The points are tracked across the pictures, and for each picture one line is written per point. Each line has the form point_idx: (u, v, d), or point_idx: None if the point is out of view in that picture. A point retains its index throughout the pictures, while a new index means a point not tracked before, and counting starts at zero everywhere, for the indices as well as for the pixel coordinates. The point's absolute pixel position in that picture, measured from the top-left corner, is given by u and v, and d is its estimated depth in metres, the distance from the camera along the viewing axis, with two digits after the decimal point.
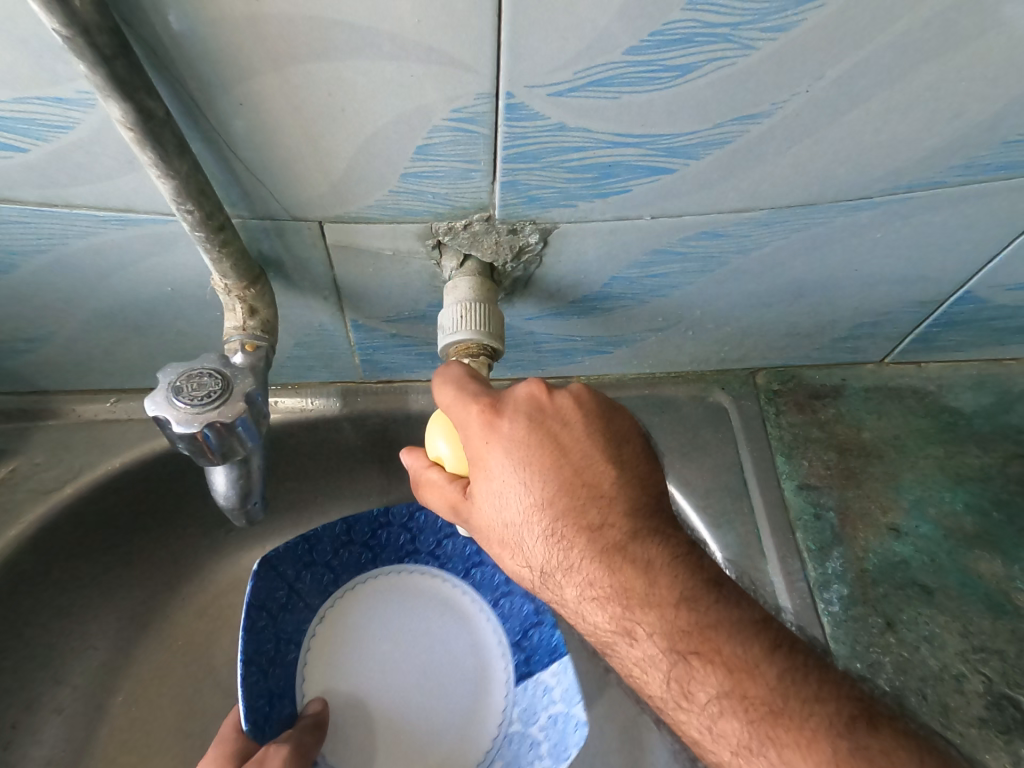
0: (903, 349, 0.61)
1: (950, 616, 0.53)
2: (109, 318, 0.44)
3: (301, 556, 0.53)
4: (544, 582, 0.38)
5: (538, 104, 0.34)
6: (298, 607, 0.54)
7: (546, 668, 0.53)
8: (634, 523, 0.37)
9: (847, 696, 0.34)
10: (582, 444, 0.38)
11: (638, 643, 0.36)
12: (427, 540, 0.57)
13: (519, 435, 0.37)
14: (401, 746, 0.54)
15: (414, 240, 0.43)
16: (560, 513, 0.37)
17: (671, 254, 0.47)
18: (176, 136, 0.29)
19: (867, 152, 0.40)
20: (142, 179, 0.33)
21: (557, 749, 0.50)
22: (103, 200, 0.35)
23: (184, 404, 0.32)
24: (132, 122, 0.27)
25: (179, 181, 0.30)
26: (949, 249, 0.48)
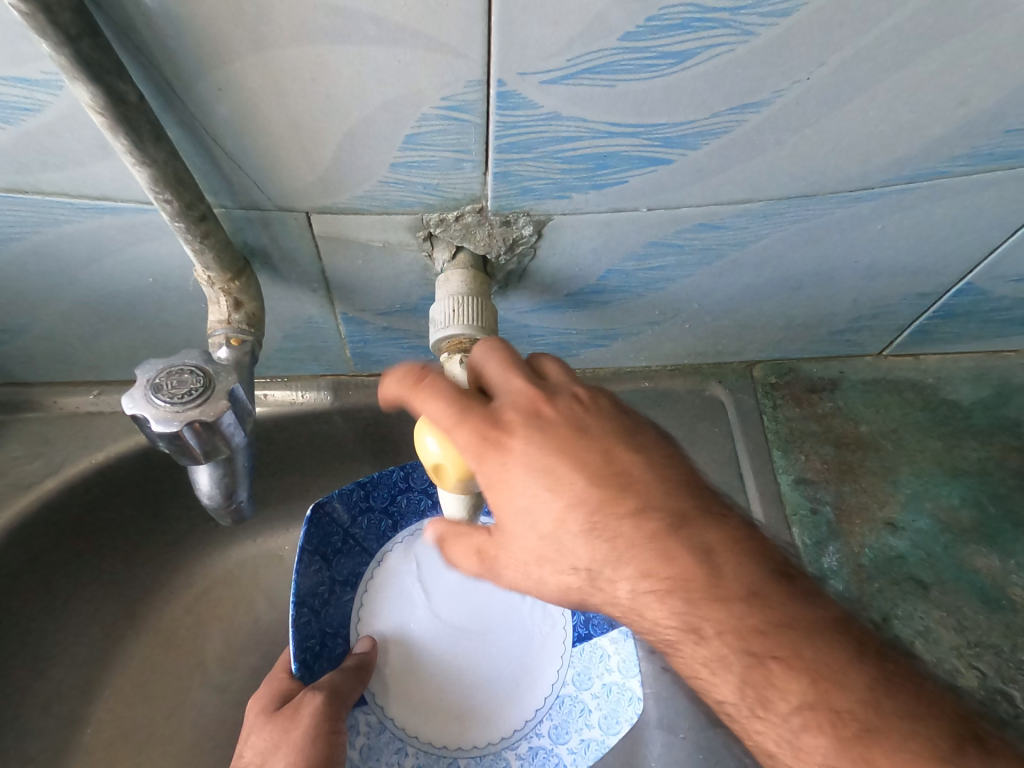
0: (902, 341, 0.60)
1: (945, 611, 0.53)
2: (88, 309, 0.44)
3: (356, 501, 0.53)
4: (591, 582, 0.37)
5: (529, 92, 0.34)
6: (355, 551, 0.53)
7: (605, 635, 0.53)
8: (681, 515, 0.37)
9: (946, 714, 0.32)
10: (606, 440, 0.38)
11: (705, 642, 0.35)
12: None
13: (537, 445, 0.36)
14: (444, 701, 0.52)
15: (405, 232, 0.42)
16: (599, 507, 0.36)
17: (666, 247, 0.47)
18: (150, 121, 0.28)
19: (866, 143, 0.39)
20: (115, 166, 0.32)
21: (606, 722, 0.51)
22: (77, 187, 0.34)
23: (163, 403, 0.31)
24: (101, 106, 0.26)
25: (155, 169, 0.29)
26: (950, 240, 0.47)
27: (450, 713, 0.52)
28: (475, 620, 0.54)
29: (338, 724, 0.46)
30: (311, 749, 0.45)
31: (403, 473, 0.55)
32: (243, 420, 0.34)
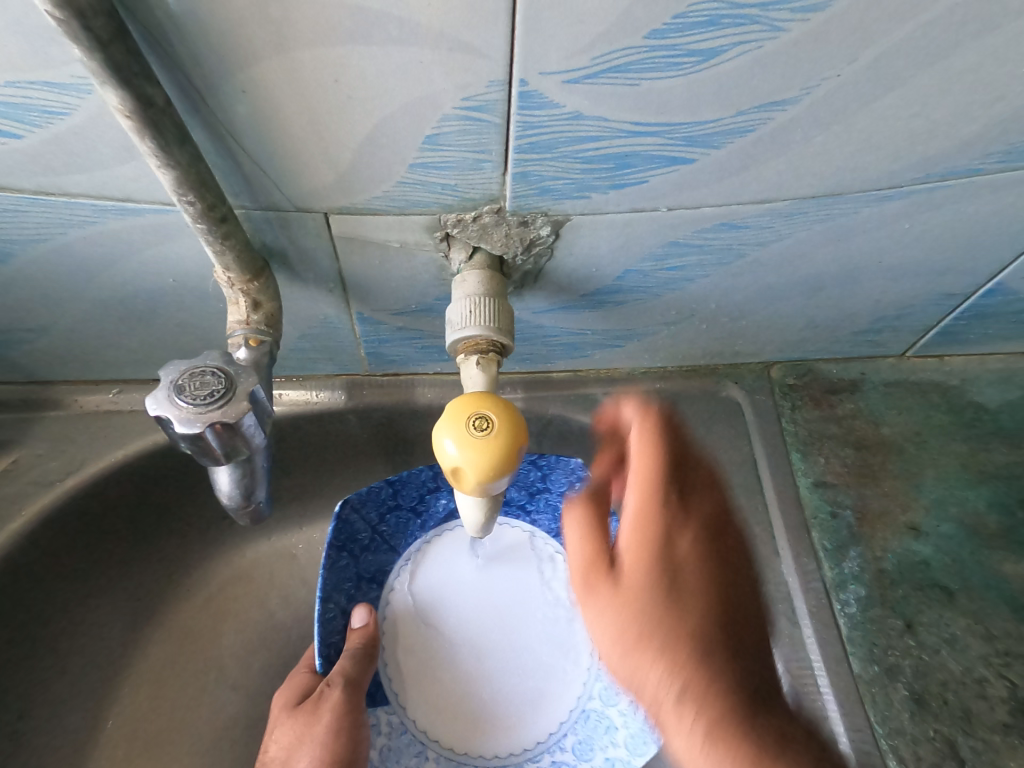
0: (926, 342, 0.59)
1: (972, 618, 0.51)
2: (108, 309, 0.44)
3: (385, 500, 0.55)
4: (707, 653, 0.35)
5: (552, 92, 0.33)
6: (382, 548, 0.56)
7: None
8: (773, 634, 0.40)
9: None
10: (727, 546, 0.41)
11: (789, 754, 0.33)
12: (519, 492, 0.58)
13: (727, 553, 0.40)
14: (466, 714, 0.53)
15: (422, 232, 0.42)
16: (739, 596, 0.39)
17: (685, 247, 0.46)
18: (176, 124, 0.28)
19: (895, 140, 0.38)
20: (138, 168, 0.32)
21: (632, 742, 0.50)
22: (100, 189, 0.34)
23: (186, 404, 0.31)
24: (129, 109, 0.26)
25: (180, 171, 0.29)
26: (980, 239, 0.46)
27: (468, 725, 0.53)
28: (524, 652, 0.55)
29: (359, 715, 0.49)
30: (335, 741, 0.47)
31: (432, 473, 0.56)
32: (262, 421, 0.34)
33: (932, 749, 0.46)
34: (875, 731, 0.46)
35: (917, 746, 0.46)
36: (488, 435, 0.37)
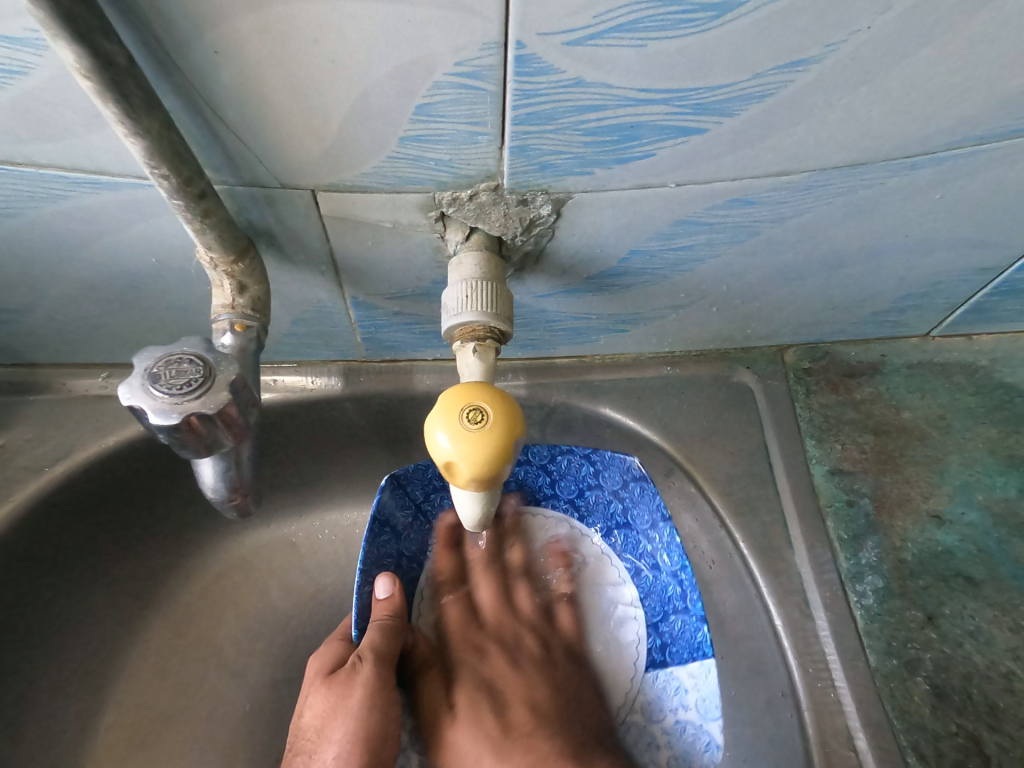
0: (953, 321, 0.56)
1: (999, 610, 0.49)
2: (91, 289, 0.43)
3: (431, 481, 0.56)
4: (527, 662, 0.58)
5: (551, 55, 0.31)
6: (424, 526, 0.57)
7: (684, 666, 0.51)
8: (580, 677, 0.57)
9: None
10: (579, 694, 0.56)
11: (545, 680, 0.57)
12: (567, 486, 0.57)
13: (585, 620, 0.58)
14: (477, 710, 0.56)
15: (416, 211, 0.40)
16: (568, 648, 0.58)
17: (696, 225, 0.44)
18: (142, 88, 0.26)
19: (928, 101, 0.35)
20: (109, 137, 0.31)
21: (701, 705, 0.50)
22: (70, 159, 0.32)
23: (162, 393, 0.30)
24: (86, 68, 0.25)
25: (149, 141, 0.28)
26: (1016, 209, 0.43)
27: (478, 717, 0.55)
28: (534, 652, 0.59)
29: (391, 690, 0.50)
30: (368, 712, 0.49)
31: None
32: (246, 411, 0.33)
33: (955, 746, 0.44)
34: (893, 726, 0.45)
35: (938, 742, 0.44)
36: (483, 428, 0.35)
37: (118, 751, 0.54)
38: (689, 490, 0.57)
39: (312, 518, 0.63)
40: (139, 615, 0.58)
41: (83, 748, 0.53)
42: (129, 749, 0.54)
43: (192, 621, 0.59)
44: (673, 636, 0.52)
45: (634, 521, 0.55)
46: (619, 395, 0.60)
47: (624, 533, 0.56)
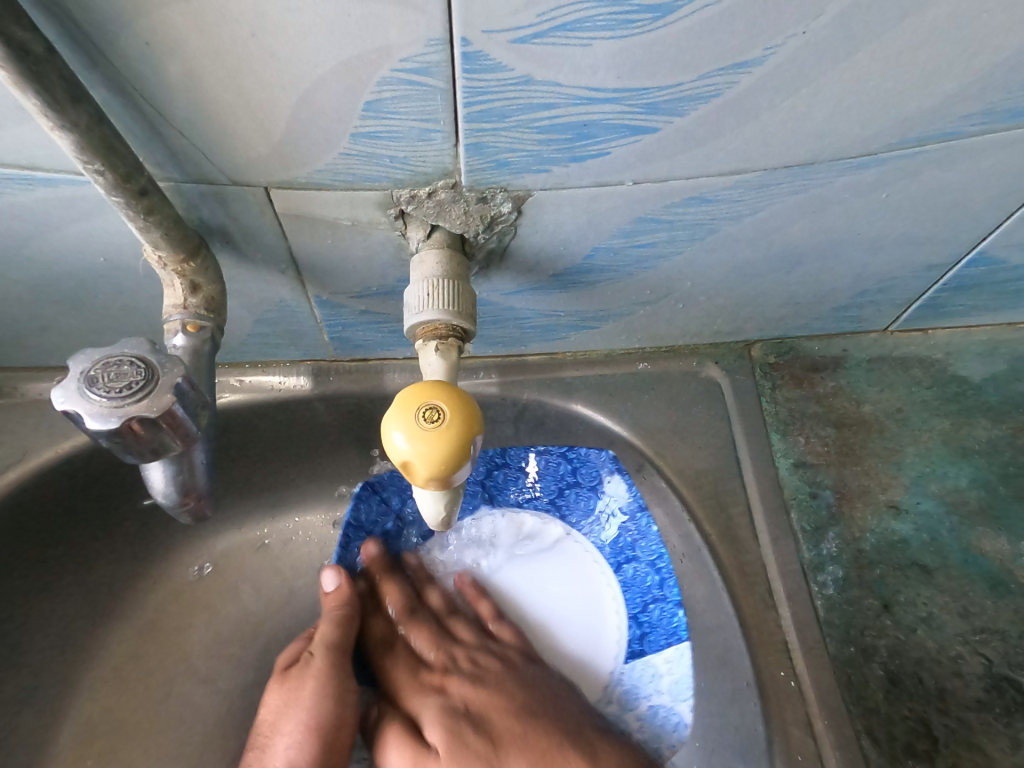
0: (909, 315, 0.57)
1: (951, 596, 0.50)
2: (41, 288, 0.42)
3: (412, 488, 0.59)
4: (451, 670, 0.59)
5: (497, 53, 0.31)
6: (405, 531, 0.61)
7: (660, 653, 0.54)
8: (516, 659, 0.59)
9: None
10: (546, 693, 0.57)
11: (489, 680, 0.57)
12: (546, 487, 0.61)
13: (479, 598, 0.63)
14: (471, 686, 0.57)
15: (375, 209, 0.40)
16: (479, 629, 0.61)
17: (654, 222, 0.44)
18: (64, 78, 0.27)
19: (869, 102, 0.36)
20: (40, 131, 0.31)
21: (675, 688, 0.53)
22: (3, 155, 0.32)
23: (99, 396, 0.29)
24: (2, 58, 0.25)
25: (78, 134, 0.28)
26: (960, 207, 0.44)
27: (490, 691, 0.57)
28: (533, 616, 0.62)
29: (345, 681, 0.54)
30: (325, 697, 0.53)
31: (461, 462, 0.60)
32: (194, 414, 0.33)
33: (907, 729, 0.45)
34: (848, 711, 0.46)
35: (891, 726, 0.45)
36: (438, 427, 0.35)
37: (83, 756, 0.54)
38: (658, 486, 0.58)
39: (283, 519, 0.63)
40: (102, 618, 0.58)
41: (46, 753, 0.53)
42: (94, 753, 0.54)
43: (159, 623, 0.59)
44: (653, 621, 0.55)
45: (615, 514, 0.58)
46: (588, 392, 0.60)
47: (607, 528, 0.59)
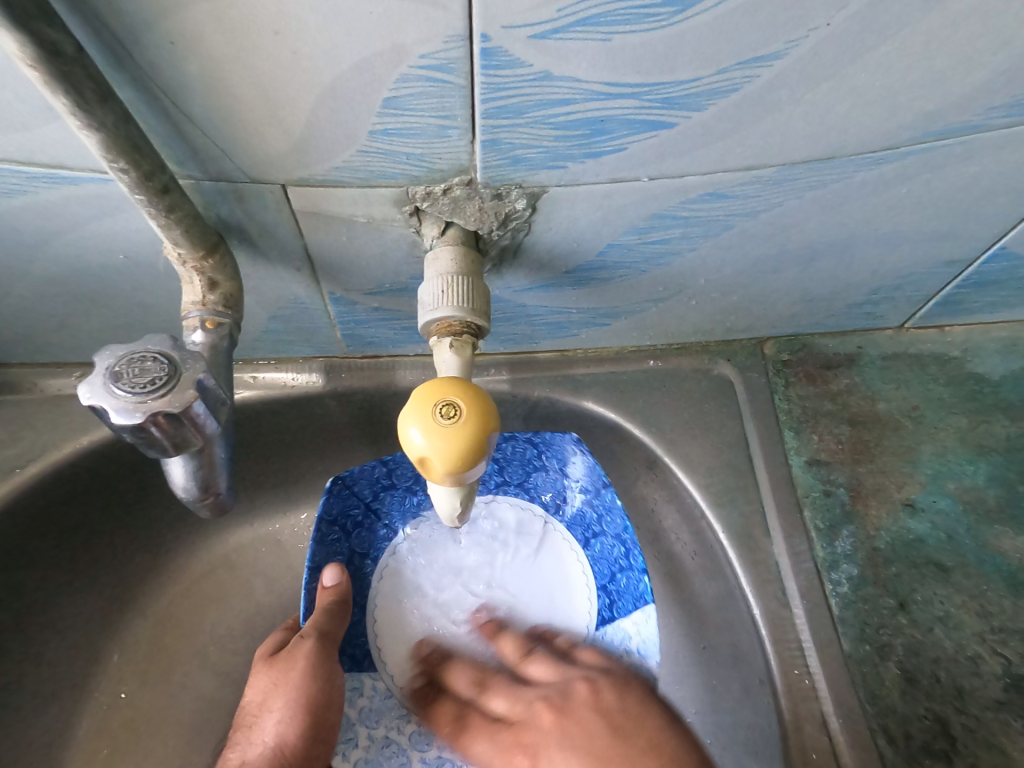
0: (925, 312, 0.57)
1: (967, 595, 0.50)
2: (60, 286, 0.43)
3: (379, 478, 0.58)
4: (522, 721, 0.48)
5: (517, 49, 0.31)
6: (377, 526, 0.58)
7: (629, 617, 0.53)
8: (597, 695, 0.46)
9: None
10: (644, 729, 0.43)
11: (570, 727, 0.45)
12: (515, 472, 0.59)
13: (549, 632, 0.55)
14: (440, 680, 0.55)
15: (390, 206, 0.40)
16: (552, 666, 0.51)
17: (670, 219, 0.44)
18: (92, 78, 0.27)
19: (892, 96, 0.35)
20: (64, 130, 0.31)
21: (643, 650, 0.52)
22: (26, 153, 0.32)
23: (124, 392, 0.30)
24: (33, 58, 0.25)
25: (105, 133, 0.28)
26: (981, 202, 0.44)
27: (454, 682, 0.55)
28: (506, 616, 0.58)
29: (335, 664, 0.51)
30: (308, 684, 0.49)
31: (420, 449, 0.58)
32: (214, 410, 0.33)
33: (923, 728, 0.45)
34: (864, 710, 0.46)
35: (907, 725, 0.45)
36: (456, 424, 0.35)
37: (101, 748, 0.55)
38: (670, 483, 0.58)
39: (296, 514, 0.64)
40: (118, 612, 0.58)
41: (65, 745, 0.54)
42: (112, 745, 0.55)
43: (173, 617, 0.60)
44: (622, 590, 0.54)
45: (580, 495, 0.58)
46: (600, 389, 0.60)
47: (575, 507, 0.58)
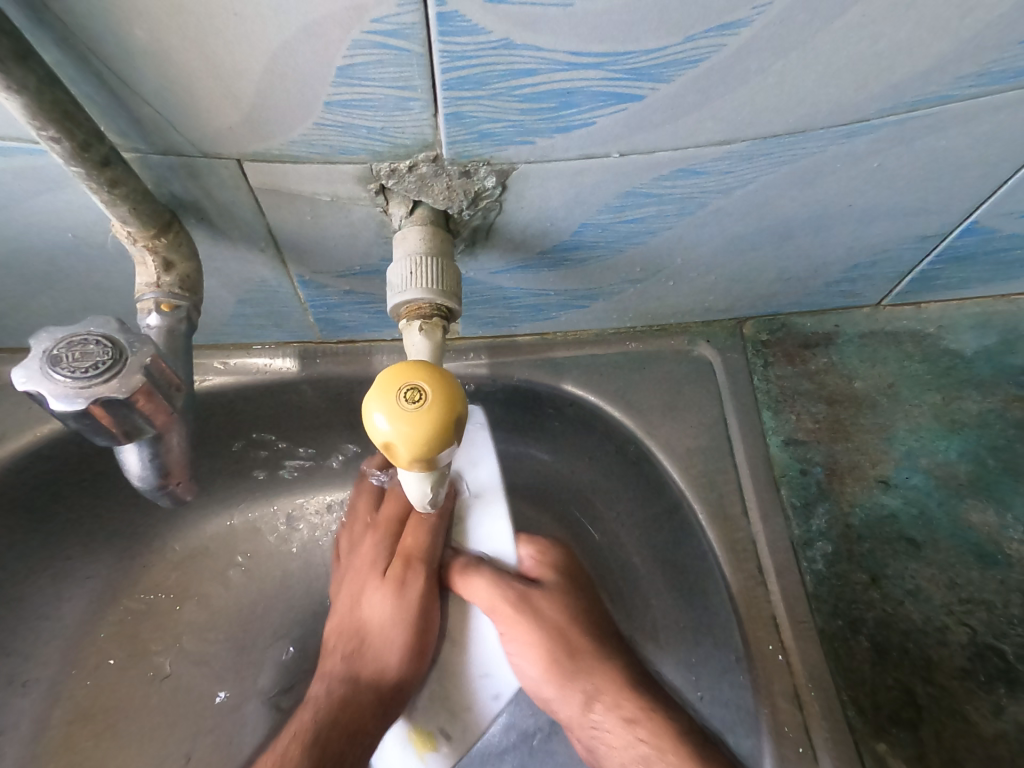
0: (902, 289, 0.57)
1: (938, 569, 0.50)
2: (10, 266, 0.41)
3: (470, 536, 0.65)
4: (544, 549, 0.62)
5: (473, 15, 0.30)
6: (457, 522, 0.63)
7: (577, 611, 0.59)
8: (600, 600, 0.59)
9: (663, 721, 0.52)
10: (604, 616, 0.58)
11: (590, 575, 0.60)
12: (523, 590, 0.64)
13: None
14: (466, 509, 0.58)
15: (355, 184, 0.39)
16: None
17: (643, 197, 0.43)
18: (10, 38, 0.25)
19: (861, 64, 0.34)
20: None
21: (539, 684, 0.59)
22: None
23: (64, 376, 0.29)
24: None
25: (29, 98, 0.27)
26: (953, 174, 0.43)
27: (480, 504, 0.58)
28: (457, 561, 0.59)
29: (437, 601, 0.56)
30: (421, 628, 0.54)
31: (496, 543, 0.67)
32: (168, 395, 0.32)
33: (891, 698, 0.45)
34: (834, 682, 0.46)
35: (876, 695, 0.46)
36: (421, 407, 0.35)
37: (79, 736, 0.55)
38: (650, 465, 0.58)
39: (276, 501, 0.63)
40: (93, 600, 0.58)
41: (42, 732, 0.54)
42: (89, 732, 0.55)
43: (152, 604, 0.60)
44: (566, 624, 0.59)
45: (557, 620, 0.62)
46: (579, 372, 0.60)
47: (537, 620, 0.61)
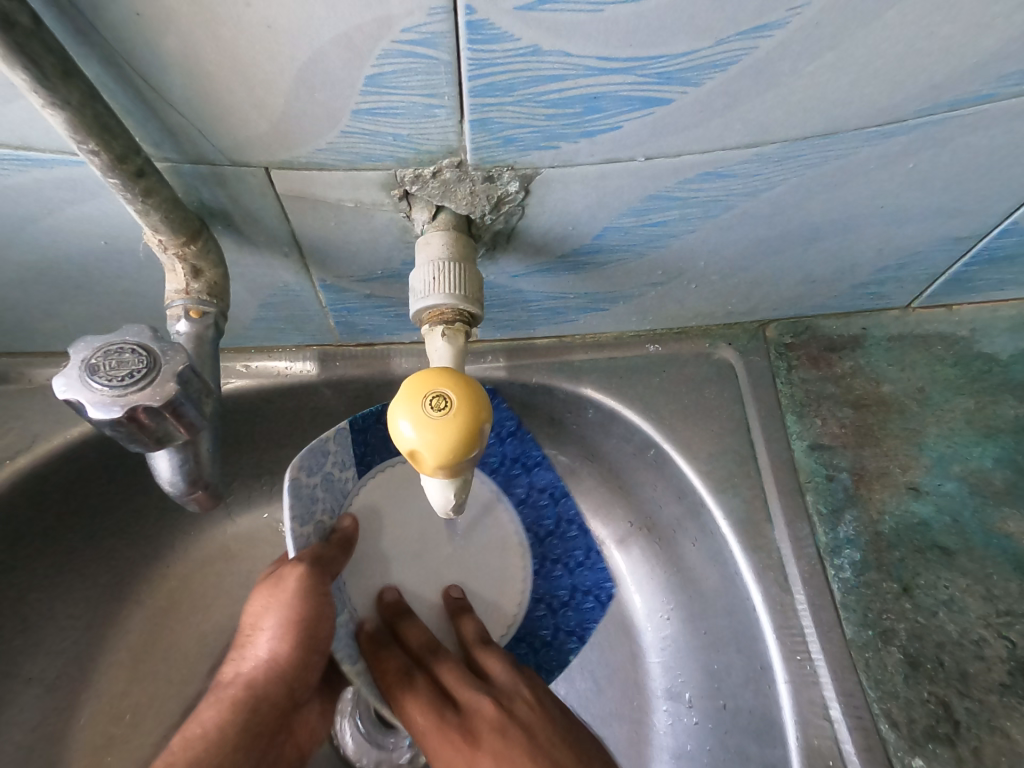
0: (932, 291, 0.55)
1: (973, 580, 0.49)
2: (42, 273, 0.42)
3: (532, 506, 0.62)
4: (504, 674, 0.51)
5: (504, 22, 0.29)
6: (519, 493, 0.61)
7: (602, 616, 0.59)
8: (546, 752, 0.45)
9: None
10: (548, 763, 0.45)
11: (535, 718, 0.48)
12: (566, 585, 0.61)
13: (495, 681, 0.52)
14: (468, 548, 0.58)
15: (378, 190, 0.39)
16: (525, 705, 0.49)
17: (668, 200, 0.42)
18: (52, 52, 0.26)
19: (897, 65, 0.34)
20: (28, 111, 0.30)
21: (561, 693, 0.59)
22: None
23: (101, 385, 0.29)
24: None
25: (70, 112, 0.27)
26: (989, 174, 0.42)
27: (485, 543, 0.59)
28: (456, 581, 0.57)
29: (322, 595, 0.45)
30: (292, 621, 0.44)
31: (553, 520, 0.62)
32: (200, 402, 0.33)
33: (926, 712, 0.44)
34: (866, 694, 0.45)
35: (910, 709, 0.44)
36: (447, 415, 0.34)
37: (105, 735, 0.56)
38: (671, 469, 0.57)
39: None
40: (117, 600, 0.59)
41: (70, 730, 0.55)
42: (114, 731, 0.56)
43: (175, 606, 0.60)
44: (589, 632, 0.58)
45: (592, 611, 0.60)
46: (599, 375, 0.59)
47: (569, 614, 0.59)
